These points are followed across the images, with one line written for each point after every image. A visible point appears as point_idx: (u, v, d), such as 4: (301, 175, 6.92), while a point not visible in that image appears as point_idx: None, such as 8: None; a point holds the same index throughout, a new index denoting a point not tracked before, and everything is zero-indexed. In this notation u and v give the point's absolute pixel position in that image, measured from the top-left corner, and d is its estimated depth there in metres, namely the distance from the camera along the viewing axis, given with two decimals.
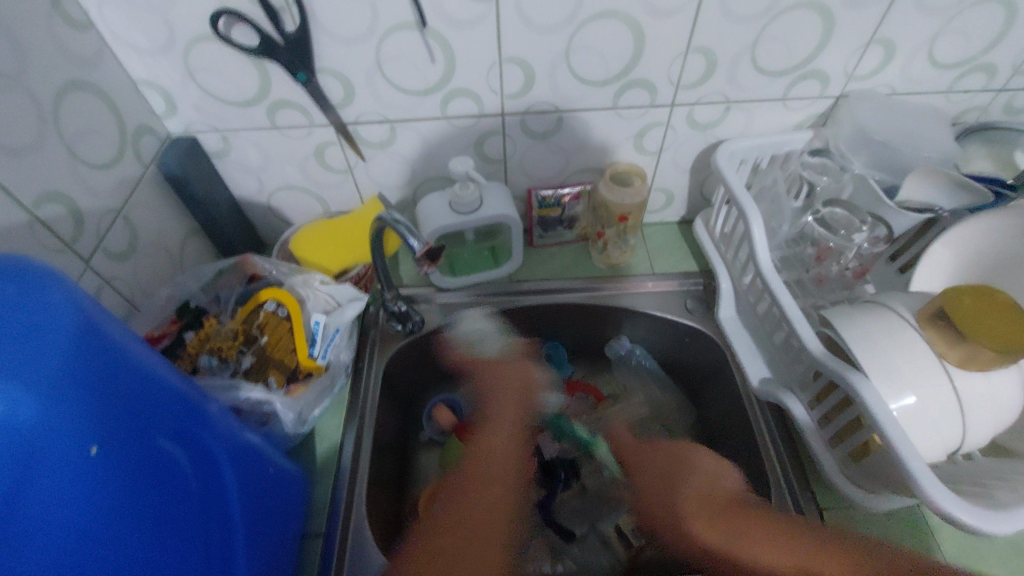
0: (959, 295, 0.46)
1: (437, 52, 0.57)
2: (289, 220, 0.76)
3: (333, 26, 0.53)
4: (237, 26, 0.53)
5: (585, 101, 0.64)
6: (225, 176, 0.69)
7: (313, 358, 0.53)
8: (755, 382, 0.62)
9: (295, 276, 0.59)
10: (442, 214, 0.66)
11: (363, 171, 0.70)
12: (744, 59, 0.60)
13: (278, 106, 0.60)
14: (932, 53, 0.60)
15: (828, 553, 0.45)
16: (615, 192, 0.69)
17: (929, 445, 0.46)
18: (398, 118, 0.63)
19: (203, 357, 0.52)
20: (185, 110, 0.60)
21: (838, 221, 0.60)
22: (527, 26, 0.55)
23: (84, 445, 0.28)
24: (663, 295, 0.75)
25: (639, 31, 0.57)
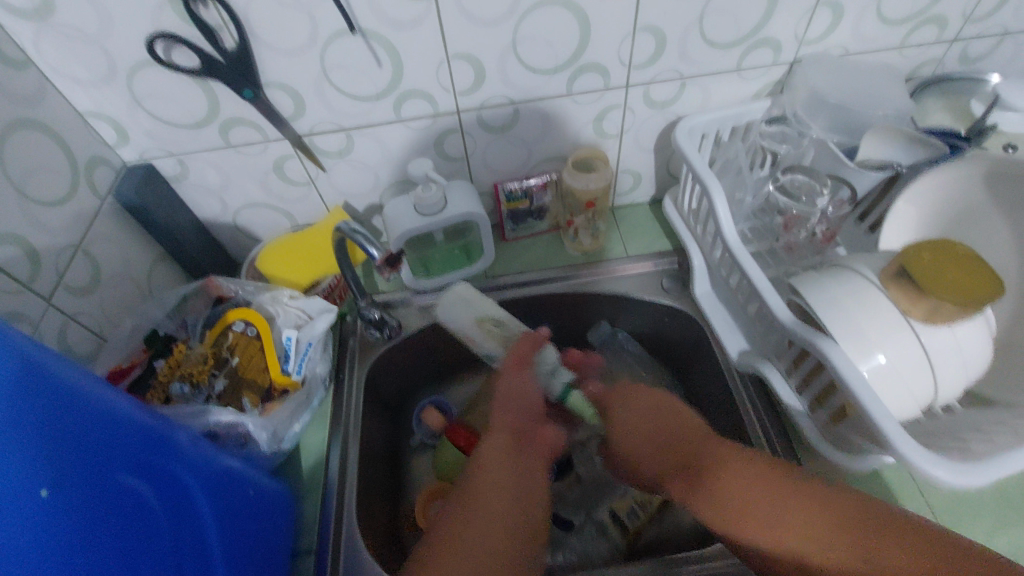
0: (918, 252, 0.46)
1: (383, 56, 0.56)
2: (258, 237, 0.76)
3: (274, 39, 0.53)
4: (176, 49, 0.52)
5: (539, 91, 0.63)
6: (187, 200, 0.68)
7: (287, 374, 0.54)
8: (734, 355, 0.62)
9: (262, 294, 0.58)
10: (408, 217, 0.66)
11: (325, 181, 0.69)
12: (693, 34, 0.59)
13: (230, 125, 0.60)
14: (880, 10, 0.60)
15: (785, 493, 0.43)
16: (578, 178, 0.68)
17: (900, 402, 0.46)
18: (353, 125, 0.63)
19: (175, 384, 0.52)
20: (137, 138, 0.60)
21: (798, 187, 0.59)
22: (470, 20, 0.55)
23: (33, 489, 0.28)
24: (640, 277, 0.75)
25: (584, 16, 0.56)
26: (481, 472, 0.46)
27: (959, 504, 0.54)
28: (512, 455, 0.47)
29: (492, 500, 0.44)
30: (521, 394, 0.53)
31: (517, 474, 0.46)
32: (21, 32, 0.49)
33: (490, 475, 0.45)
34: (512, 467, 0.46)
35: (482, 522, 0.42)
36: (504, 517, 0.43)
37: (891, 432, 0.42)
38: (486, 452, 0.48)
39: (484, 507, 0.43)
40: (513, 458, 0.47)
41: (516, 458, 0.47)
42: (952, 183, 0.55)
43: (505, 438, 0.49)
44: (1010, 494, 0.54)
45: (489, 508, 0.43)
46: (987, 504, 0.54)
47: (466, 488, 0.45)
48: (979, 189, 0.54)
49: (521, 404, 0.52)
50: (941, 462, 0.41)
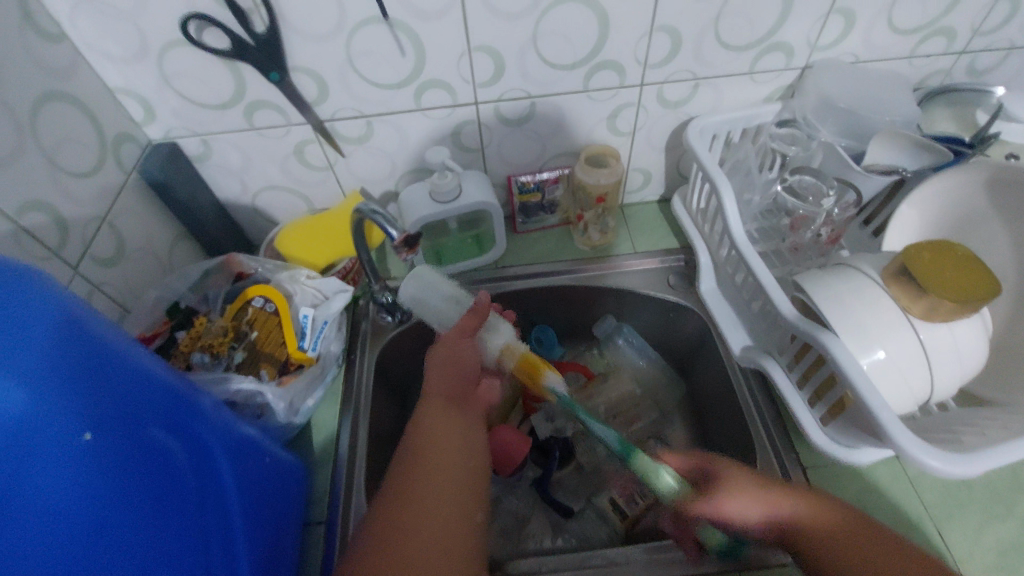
0: (919, 251, 0.48)
1: (407, 45, 0.58)
2: (275, 220, 0.78)
3: (302, 24, 0.54)
4: (208, 30, 0.54)
5: (555, 85, 0.65)
6: (209, 180, 0.70)
7: (303, 350, 0.56)
8: (737, 350, 0.64)
9: (281, 272, 0.60)
10: (423, 205, 0.67)
11: (343, 167, 0.71)
12: (708, 35, 0.61)
13: (255, 107, 0.62)
14: (892, 19, 0.61)
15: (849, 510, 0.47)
16: (590, 173, 0.70)
17: (896, 396, 0.48)
18: (374, 112, 0.64)
19: (196, 354, 0.53)
20: (164, 117, 0.62)
21: (807, 188, 0.61)
22: (492, 14, 0.56)
23: (77, 432, 0.30)
24: (646, 272, 0.77)
25: (603, 15, 0.58)
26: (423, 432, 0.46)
27: (950, 500, 0.56)
28: (443, 414, 0.48)
29: (440, 460, 0.44)
30: (456, 360, 0.51)
31: (459, 432, 0.47)
32: (60, 8, 0.51)
33: (437, 436, 0.45)
34: (445, 426, 0.46)
35: (431, 478, 0.42)
36: (450, 477, 0.43)
37: (888, 423, 0.43)
38: (430, 413, 0.48)
39: (431, 467, 0.43)
40: (446, 417, 0.47)
41: (456, 417, 0.48)
42: (955, 188, 0.57)
43: (442, 402, 0.49)
44: (1002, 493, 0.56)
45: (436, 471, 0.43)
46: (979, 502, 0.55)
47: (409, 446, 0.45)
48: (981, 194, 0.56)
49: (457, 371, 0.51)
50: (936, 452, 0.42)
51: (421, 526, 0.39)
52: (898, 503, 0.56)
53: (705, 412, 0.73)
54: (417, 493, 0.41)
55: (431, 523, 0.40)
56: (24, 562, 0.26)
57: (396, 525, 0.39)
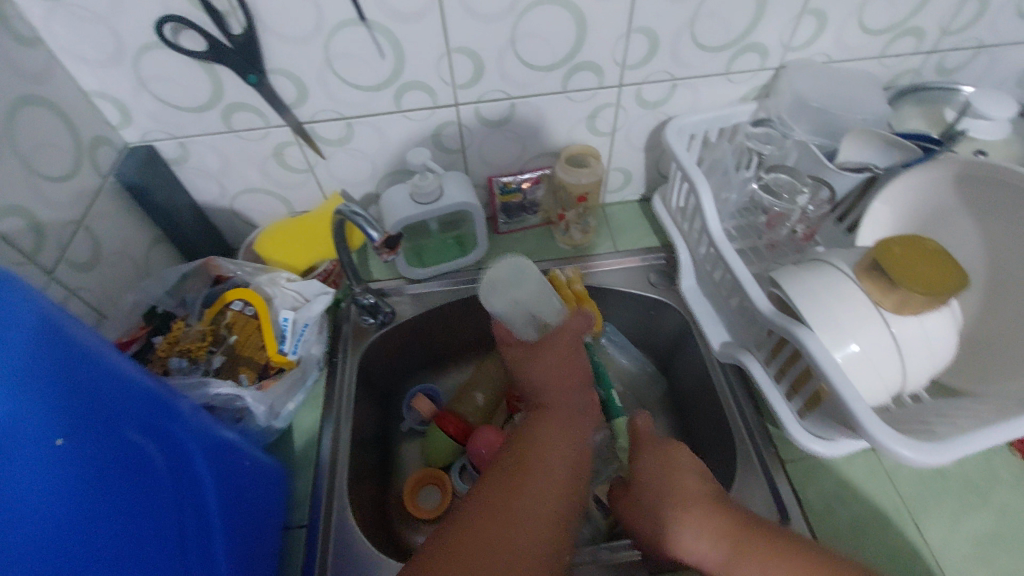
0: (889, 246, 0.49)
1: (386, 47, 0.58)
2: (255, 223, 0.77)
3: (279, 25, 0.54)
4: (184, 33, 0.54)
5: (535, 86, 0.65)
6: (187, 183, 0.69)
7: (284, 353, 0.55)
8: (717, 346, 0.64)
9: (261, 275, 0.60)
10: (404, 206, 0.67)
11: (324, 169, 0.71)
12: (684, 36, 0.62)
13: (233, 109, 0.61)
14: (862, 20, 0.63)
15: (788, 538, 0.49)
16: (571, 173, 0.71)
17: (870, 388, 0.49)
18: (354, 114, 0.64)
19: (174, 359, 0.52)
20: (141, 120, 0.61)
21: (781, 186, 0.62)
22: (471, 15, 0.57)
23: (49, 437, 0.29)
24: (628, 271, 0.77)
25: (581, 16, 0.59)
26: (531, 434, 0.49)
27: (923, 490, 0.57)
28: (566, 424, 0.50)
29: (551, 465, 0.46)
30: (564, 368, 0.54)
31: (571, 445, 0.49)
32: (32, 10, 0.50)
33: (553, 442, 0.48)
34: (561, 435, 0.49)
35: (542, 478, 0.45)
36: (559, 483, 0.45)
37: (861, 414, 0.44)
38: (545, 419, 0.50)
39: (541, 465, 0.46)
40: (566, 427, 0.50)
41: (569, 427, 0.50)
42: (924, 184, 0.58)
43: (562, 411, 0.51)
44: (975, 482, 0.57)
45: (546, 470, 0.45)
46: (952, 491, 0.57)
47: (519, 443, 0.48)
48: (949, 190, 0.57)
49: (567, 376, 0.54)
50: (907, 441, 0.43)
51: (532, 520, 0.42)
52: (873, 494, 0.57)
53: (687, 409, 0.74)
54: (526, 491, 0.43)
55: (540, 517, 0.42)
56: (5, 567, 0.26)
57: (509, 516, 0.41)
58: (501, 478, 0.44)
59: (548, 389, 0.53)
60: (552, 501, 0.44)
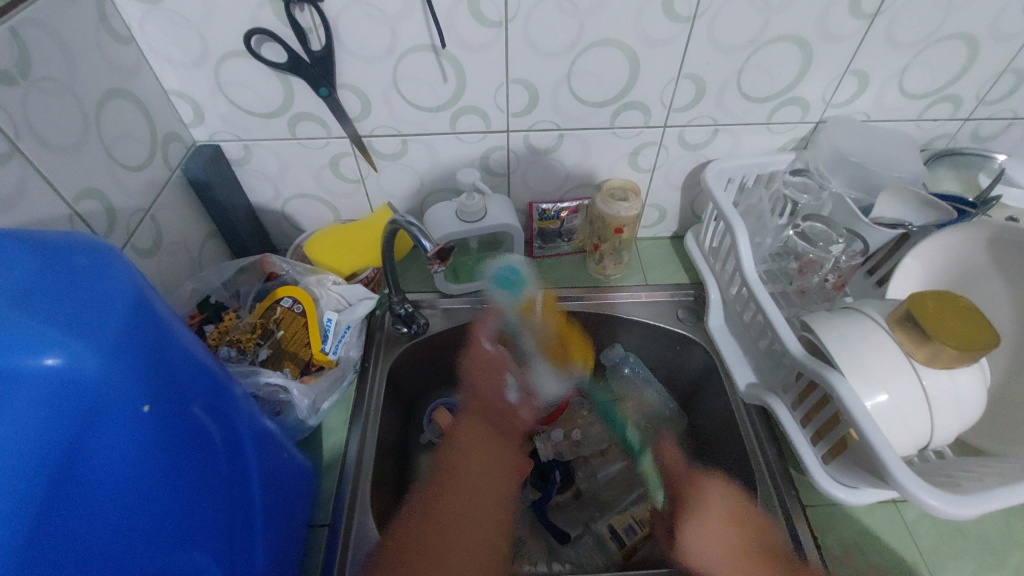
0: (923, 299, 0.50)
1: (449, 73, 0.62)
2: (302, 227, 0.80)
3: (354, 46, 0.58)
4: (267, 44, 0.58)
5: (585, 120, 0.69)
6: (244, 183, 0.72)
7: (325, 352, 0.57)
8: (742, 386, 0.65)
9: (310, 276, 0.62)
10: (449, 222, 0.70)
11: (374, 181, 0.74)
12: (730, 86, 0.65)
13: (299, 118, 0.65)
14: (903, 83, 0.66)
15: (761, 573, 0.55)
16: (610, 206, 0.72)
17: (899, 436, 0.49)
18: (410, 131, 0.68)
19: (224, 348, 0.54)
20: (212, 120, 0.65)
21: (817, 234, 0.64)
22: (533, 50, 0.60)
23: (137, 403, 0.32)
24: (656, 305, 0.79)
25: (635, 59, 0.62)
26: (451, 460, 0.70)
27: (944, 547, 0.57)
28: (483, 441, 0.72)
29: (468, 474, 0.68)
30: (486, 361, 0.77)
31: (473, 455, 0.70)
32: (132, 13, 0.55)
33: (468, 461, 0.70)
34: (484, 451, 0.71)
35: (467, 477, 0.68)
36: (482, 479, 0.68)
37: (889, 461, 0.45)
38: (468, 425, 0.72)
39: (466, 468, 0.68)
40: (482, 446, 0.71)
41: (483, 440, 0.72)
42: (956, 245, 0.59)
43: (485, 424, 0.74)
44: (994, 544, 0.57)
45: (467, 470, 0.68)
46: (971, 550, 0.57)
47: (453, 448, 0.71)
48: (981, 253, 0.58)
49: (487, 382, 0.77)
50: (937, 494, 0.44)
51: (463, 509, 0.64)
52: (893, 547, 0.57)
53: (707, 449, 0.74)
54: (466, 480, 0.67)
55: (475, 508, 0.65)
56: (70, 519, 0.28)
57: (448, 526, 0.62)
58: (430, 486, 0.66)
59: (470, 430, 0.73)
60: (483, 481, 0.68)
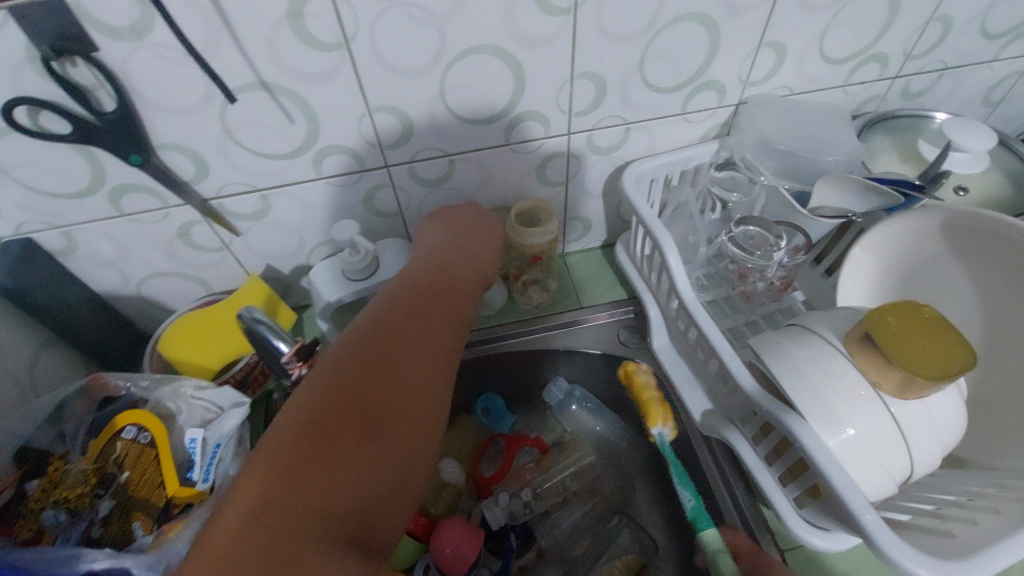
0: (883, 316, 0.42)
1: (295, 112, 0.50)
2: (171, 307, 0.68)
3: (160, 98, 0.46)
4: (43, 114, 0.45)
5: (474, 140, 0.58)
6: (79, 273, 0.59)
7: (193, 485, 0.45)
8: (698, 417, 0.58)
9: (162, 387, 0.50)
10: (336, 285, 0.59)
11: (242, 245, 0.62)
12: (634, 79, 0.56)
13: (121, 192, 0.52)
14: (823, 50, 0.58)
15: None
16: (521, 233, 0.62)
17: (871, 477, 0.42)
18: (267, 185, 0.56)
19: (48, 512, 0.42)
20: (9, 211, 0.51)
21: (750, 240, 0.56)
22: (389, 71, 0.49)
23: None
24: (595, 330, 0.70)
25: (516, 65, 0.52)
26: (381, 362, 0.43)
27: None
28: (426, 344, 0.46)
29: (394, 381, 0.42)
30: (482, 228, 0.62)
31: (424, 344, 0.46)
32: None
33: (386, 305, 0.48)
34: (423, 353, 0.46)
35: (387, 396, 0.41)
36: (429, 383, 0.44)
37: (873, 526, 0.37)
38: (430, 298, 0.51)
39: (402, 365, 0.43)
40: (424, 350, 0.46)
41: (429, 336, 0.47)
42: (909, 233, 0.53)
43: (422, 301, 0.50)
44: None
45: (409, 368, 0.44)
46: None
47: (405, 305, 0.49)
48: (938, 239, 0.52)
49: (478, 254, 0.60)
50: (930, 562, 0.37)
51: (389, 436, 0.40)
52: None
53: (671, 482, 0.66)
54: (392, 367, 0.43)
55: (400, 421, 0.41)
56: None
57: (374, 431, 0.39)
58: (328, 392, 0.40)
59: (382, 305, 0.49)
60: (443, 318, 0.50)
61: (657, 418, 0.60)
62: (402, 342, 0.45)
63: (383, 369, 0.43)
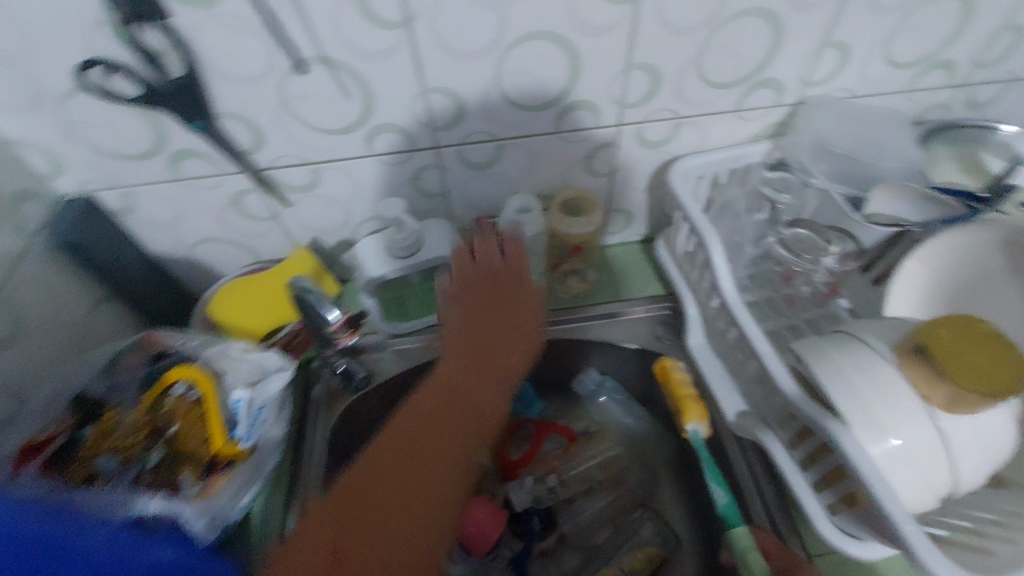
0: (936, 329, 0.42)
1: (352, 88, 0.51)
2: (218, 273, 0.70)
3: (225, 67, 0.47)
4: (115, 76, 0.46)
5: (524, 126, 0.58)
6: (134, 234, 0.62)
7: (235, 442, 0.46)
8: (731, 418, 0.57)
9: (211, 347, 0.51)
10: (380, 260, 0.60)
11: (290, 216, 0.63)
12: (691, 72, 0.55)
13: (180, 157, 0.54)
14: (888, 53, 0.56)
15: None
16: (564, 222, 0.63)
17: (912, 491, 0.41)
18: (320, 158, 0.57)
19: (103, 457, 0.45)
20: (74, 169, 0.53)
21: (801, 242, 0.56)
22: (447, 51, 0.50)
23: None
24: (629, 324, 0.70)
25: (574, 52, 0.52)
26: (407, 494, 0.48)
27: None
28: (449, 459, 0.50)
29: (414, 499, 0.48)
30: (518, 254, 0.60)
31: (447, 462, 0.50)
32: None
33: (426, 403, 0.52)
34: (444, 470, 0.50)
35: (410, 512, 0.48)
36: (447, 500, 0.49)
37: (913, 538, 0.37)
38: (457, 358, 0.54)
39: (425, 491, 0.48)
40: (447, 467, 0.50)
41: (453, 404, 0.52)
42: (966, 247, 0.52)
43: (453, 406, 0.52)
44: None
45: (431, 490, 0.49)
46: None
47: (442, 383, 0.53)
48: (997, 255, 0.50)
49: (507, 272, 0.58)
50: None
51: (420, 477, 0.49)
52: None
53: (697, 479, 0.66)
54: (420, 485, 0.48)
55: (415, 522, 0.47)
56: None
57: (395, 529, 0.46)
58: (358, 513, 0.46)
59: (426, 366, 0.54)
60: (470, 363, 0.54)
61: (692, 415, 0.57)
62: (426, 467, 0.49)
63: (405, 492, 0.48)
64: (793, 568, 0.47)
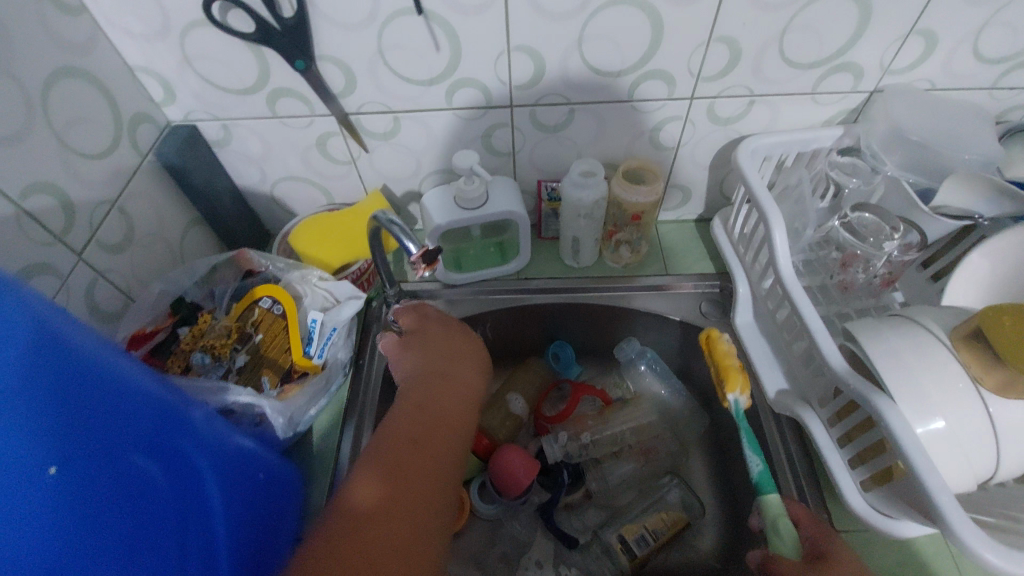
0: (998, 314, 0.41)
1: (442, 40, 0.54)
2: (294, 211, 0.75)
3: (330, 11, 0.51)
4: (233, 12, 0.51)
5: (598, 93, 0.60)
6: (227, 165, 0.67)
7: (309, 356, 0.52)
8: (771, 393, 0.59)
9: (293, 272, 0.57)
10: (447, 209, 0.63)
11: (366, 162, 0.67)
12: (770, 49, 0.56)
13: (278, 95, 0.58)
14: (977, 46, 0.55)
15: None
16: (626, 190, 0.64)
17: (952, 470, 0.42)
18: (403, 108, 0.60)
19: (197, 354, 0.51)
20: (184, 98, 0.58)
21: (867, 226, 0.56)
22: (535, 10, 0.52)
23: (41, 467, 0.26)
24: (678, 297, 0.72)
25: (657, 20, 0.53)
26: (398, 468, 0.44)
27: None
28: (436, 444, 0.48)
29: (409, 476, 0.44)
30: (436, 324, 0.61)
31: (436, 443, 0.48)
32: None
33: (397, 418, 0.49)
34: (434, 450, 0.47)
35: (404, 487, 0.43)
36: (441, 480, 0.46)
37: (946, 508, 0.38)
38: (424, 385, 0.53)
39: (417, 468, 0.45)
40: (436, 450, 0.47)
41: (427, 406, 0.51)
42: None
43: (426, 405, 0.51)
44: None
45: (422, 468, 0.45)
46: None
47: (407, 407, 0.51)
48: None
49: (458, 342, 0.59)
50: (1002, 551, 0.37)
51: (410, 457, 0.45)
52: None
53: (731, 452, 0.68)
54: (412, 470, 0.44)
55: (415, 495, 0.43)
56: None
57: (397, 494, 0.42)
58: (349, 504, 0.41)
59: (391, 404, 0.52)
60: (439, 384, 0.53)
61: (736, 386, 0.58)
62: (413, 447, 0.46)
63: (396, 469, 0.44)
64: (824, 537, 0.49)
